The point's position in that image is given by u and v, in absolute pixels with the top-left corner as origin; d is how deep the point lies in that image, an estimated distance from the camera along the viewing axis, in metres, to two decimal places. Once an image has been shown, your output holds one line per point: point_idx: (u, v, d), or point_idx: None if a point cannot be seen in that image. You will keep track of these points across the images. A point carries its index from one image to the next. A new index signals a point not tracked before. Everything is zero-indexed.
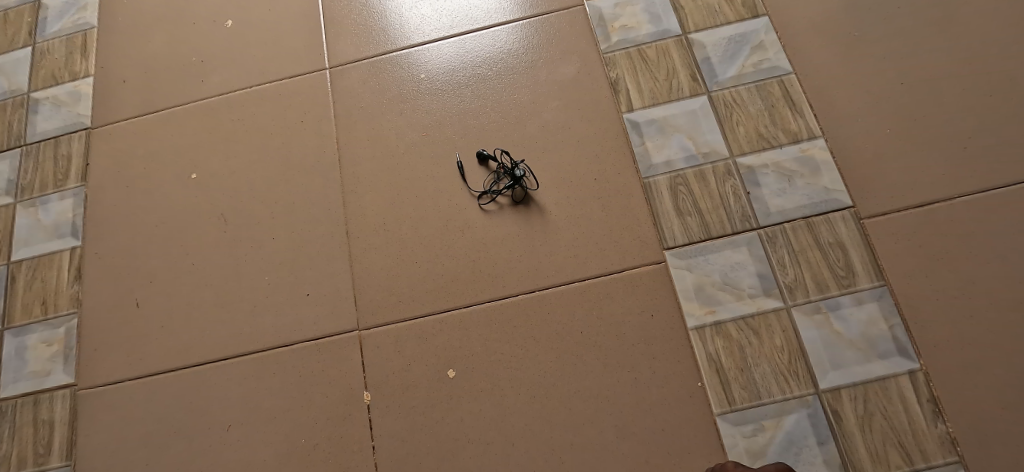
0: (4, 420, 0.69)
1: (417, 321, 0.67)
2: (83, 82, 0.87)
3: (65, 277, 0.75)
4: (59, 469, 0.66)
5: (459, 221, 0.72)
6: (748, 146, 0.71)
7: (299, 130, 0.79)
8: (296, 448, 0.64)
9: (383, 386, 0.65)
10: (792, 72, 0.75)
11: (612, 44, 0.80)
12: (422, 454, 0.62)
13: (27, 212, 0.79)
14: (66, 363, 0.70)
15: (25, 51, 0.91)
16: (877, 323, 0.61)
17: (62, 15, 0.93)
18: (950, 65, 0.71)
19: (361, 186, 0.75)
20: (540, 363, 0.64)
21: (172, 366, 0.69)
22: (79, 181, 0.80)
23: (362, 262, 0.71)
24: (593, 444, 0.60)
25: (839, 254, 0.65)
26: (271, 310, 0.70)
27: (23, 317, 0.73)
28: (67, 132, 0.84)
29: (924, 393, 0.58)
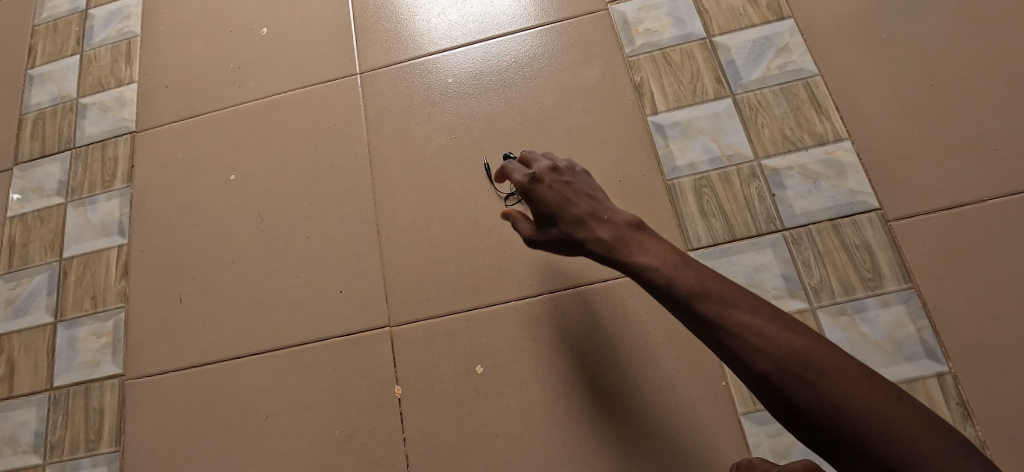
0: (56, 408, 0.73)
1: (444, 317, 0.69)
2: (128, 88, 0.91)
3: (113, 272, 0.79)
4: (108, 454, 0.69)
5: (486, 221, 0.73)
6: (773, 148, 0.72)
7: (331, 133, 0.82)
8: (331, 438, 0.66)
9: (412, 380, 0.67)
10: (817, 74, 0.75)
11: (636, 48, 0.81)
12: (450, 447, 0.64)
13: (76, 211, 0.83)
14: (114, 354, 0.74)
15: (73, 60, 0.96)
16: (904, 325, 0.61)
17: (107, 24, 0.98)
18: (982, 67, 0.71)
19: (391, 187, 0.77)
20: (566, 361, 0.66)
21: (211, 360, 0.72)
22: (125, 181, 0.84)
23: (392, 261, 0.73)
24: (617, 441, 0.62)
25: (865, 256, 0.65)
26: (305, 306, 0.73)
27: (73, 310, 0.77)
28: (114, 135, 0.88)
29: (953, 396, 0.58)
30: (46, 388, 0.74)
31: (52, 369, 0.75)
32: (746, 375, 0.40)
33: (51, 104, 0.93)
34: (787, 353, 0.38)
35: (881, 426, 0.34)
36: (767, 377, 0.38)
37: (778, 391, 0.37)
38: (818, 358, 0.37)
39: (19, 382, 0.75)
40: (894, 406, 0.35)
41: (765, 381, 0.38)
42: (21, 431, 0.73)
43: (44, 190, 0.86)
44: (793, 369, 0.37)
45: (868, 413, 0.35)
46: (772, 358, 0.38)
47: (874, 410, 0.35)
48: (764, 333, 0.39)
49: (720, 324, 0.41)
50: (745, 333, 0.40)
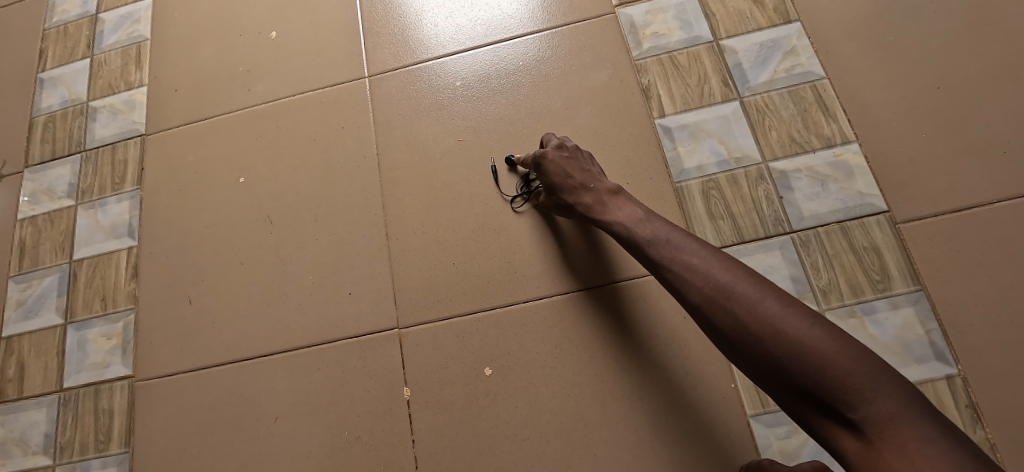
0: (66, 409, 0.73)
1: (454, 319, 0.70)
2: (138, 91, 0.92)
3: (123, 274, 0.79)
4: (119, 456, 0.70)
5: (494, 224, 0.74)
6: (781, 151, 0.72)
7: (340, 136, 0.82)
8: (340, 440, 0.66)
9: (421, 382, 0.67)
10: (825, 77, 0.75)
11: (644, 51, 0.81)
12: (459, 449, 0.64)
13: (86, 213, 0.84)
14: (124, 355, 0.75)
15: (83, 63, 0.96)
16: (914, 328, 0.61)
17: (117, 28, 0.98)
18: (990, 69, 0.71)
19: (400, 190, 0.78)
20: (575, 362, 0.66)
21: (221, 361, 0.72)
22: (135, 184, 0.85)
23: (400, 263, 0.74)
24: (626, 443, 0.62)
25: (874, 258, 0.65)
26: (315, 308, 0.73)
27: (83, 312, 0.78)
28: (124, 138, 0.89)
29: (963, 399, 0.58)
30: (55, 389, 0.74)
31: (62, 370, 0.75)
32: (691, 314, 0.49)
33: (62, 107, 0.93)
34: (715, 290, 0.46)
35: (783, 347, 0.41)
36: (703, 314, 0.47)
37: (712, 325, 0.46)
38: (743, 292, 0.45)
39: (30, 384, 0.75)
40: (805, 330, 0.41)
41: (703, 317, 0.47)
42: (31, 431, 0.73)
43: (55, 192, 0.87)
44: (721, 303, 0.46)
45: (778, 338, 0.42)
46: (705, 297, 0.47)
47: (784, 335, 0.41)
48: (704, 276, 0.48)
49: (670, 268, 0.51)
50: (688, 277, 0.49)
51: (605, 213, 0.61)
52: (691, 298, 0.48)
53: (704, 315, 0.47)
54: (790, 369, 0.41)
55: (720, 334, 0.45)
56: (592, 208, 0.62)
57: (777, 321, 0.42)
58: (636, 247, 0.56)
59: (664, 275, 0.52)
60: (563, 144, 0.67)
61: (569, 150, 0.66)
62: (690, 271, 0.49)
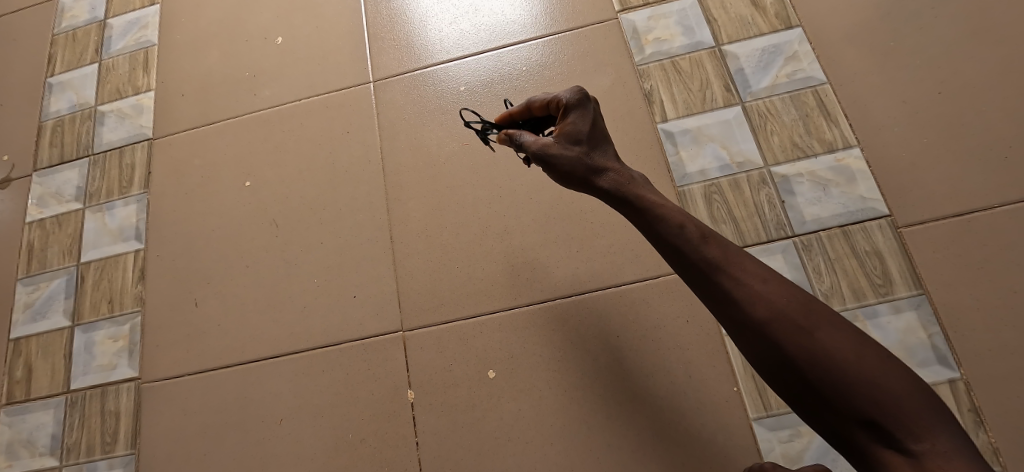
0: (73, 410, 0.73)
1: (457, 322, 0.70)
2: (145, 96, 0.93)
3: (130, 277, 0.80)
4: (125, 457, 0.70)
5: (498, 227, 0.74)
6: (783, 155, 0.72)
7: (345, 140, 0.83)
8: (344, 442, 0.67)
9: (425, 384, 0.68)
10: (826, 82, 0.76)
11: (646, 57, 0.82)
12: (463, 451, 0.64)
13: (94, 216, 0.85)
14: (131, 357, 0.75)
15: (92, 68, 0.98)
16: (916, 331, 0.62)
17: (125, 33, 1.00)
18: (991, 74, 0.71)
19: (404, 193, 0.78)
20: (579, 365, 0.66)
21: (226, 363, 0.73)
22: (142, 187, 0.86)
23: (405, 266, 0.74)
24: (629, 446, 0.62)
25: (876, 262, 0.65)
26: (320, 311, 0.73)
27: (91, 314, 0.79)
28: (131, 142, 0.90)
29: (965, 403, 0.58)
30: (62, 391, 0.75)
31: (69, 372, 0.76)
32: (736, 320, 0.42)
33: (70, 112, 0.94)
34: (789, 301, 0.40)
35: (862, 372, 0.37)
36: (768, 325, 0.40)
37: (773, 337, 0.39)
38: (817, 307, 0.40)
39: (37, 385, 0.76)
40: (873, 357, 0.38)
41: (764, 329, 0.40)
42: (38, 433, 0.73)
43: (63, 195, 0.88)
44: (791, 316, 0.40)
45: (853, 362, 0.37)
46: (771, 306, 0.40)
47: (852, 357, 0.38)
48: (769, 283, 0.41)
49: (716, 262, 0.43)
50: (745, 279, 0.42)
51: (642, 193, 0.49)
52: (749, 305, 0.41)
53: (766, 326, 0.40)
54: (877, 397, 0.36)
55: (784, 348, 0.39)
56: (632, 188, 0.50)
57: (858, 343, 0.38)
58: (671, 233, 0.46)
59: (713, 274, 0.43)
60: (599, 116, 0.56)
61: (600, 125, 0.55)
62: (749, 274, 0.42)
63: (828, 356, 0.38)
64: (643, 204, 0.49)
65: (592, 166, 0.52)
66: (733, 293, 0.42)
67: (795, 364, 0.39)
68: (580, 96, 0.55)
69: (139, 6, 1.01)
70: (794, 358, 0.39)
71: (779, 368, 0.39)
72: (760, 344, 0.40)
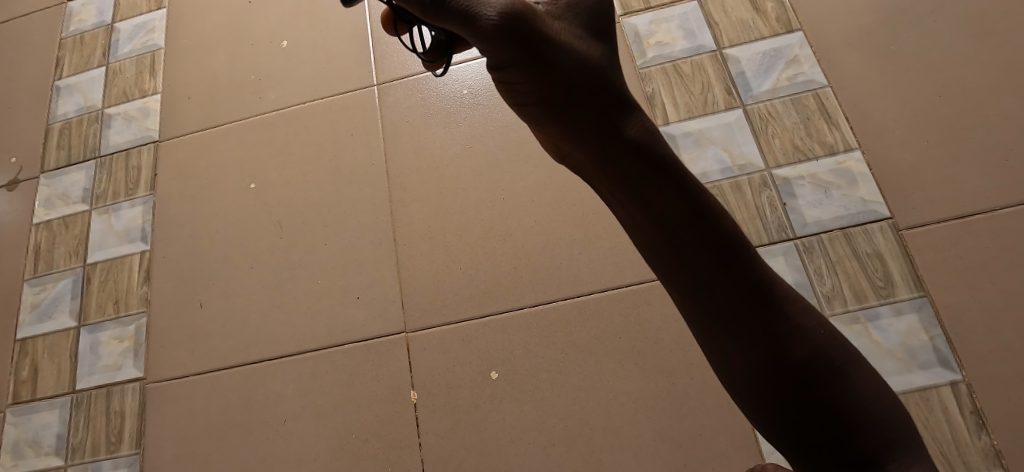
0: (78, 410, 0.74)
1: (460, 324, 0.70)
2: (152, 99, 0.94)
3: (136, 278, 0.81)
4: (129, 457, 0.71)
5: (501, 229, 0.75)
6: (784, 158, 0.73)
7: (349, 143, 0.84)
8: (347, 442, 0.67)
9: (427, 385, 0.68)
10: (827, 85, 0.76)
11: (648, 60, 0.82)
12: (465, 452, 0.65)
13: (100, 218, 0.86)
14: (136, 358, 0.76)
15: (99, 71, 0.99)
16: (918, 334, 0.62)
17: (132, 37, 1.01)
18: (991, 78, 0.72)
19: (407, 196, 0.79)
20: (581, 367, 0.66)
21: (230, 364, 0.73)
22: (148, 189, 0.87)
23: (408, 268, 0.75)
24: (631, 447, 0.62)
25: (878, 265, 0.65)
26: (324, 312, 0.74)
27: (97, 315, 0.79)
28: (137, 145, 0.90)
29: (967, 405, 0.58)
30: (68, 391, 0.75)
31: (75, 372, 0.76)
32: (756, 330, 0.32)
33: (77, 114, 0.95)
34: (830, 336, 0.32)
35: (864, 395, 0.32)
36: (809, 365, 0.31)
37: (796, 362, 0.31)
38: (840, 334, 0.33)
39: (42, 385, 0.77)
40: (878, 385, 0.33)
41: (803, 370, 0.31)
42: (44, 432, 0.74)
43: (70, 197, 0.89)
44: (832, 357, 0.32)
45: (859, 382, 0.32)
46: (814, 342, 0.32)
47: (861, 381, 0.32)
48: (808, 308, 0.33)
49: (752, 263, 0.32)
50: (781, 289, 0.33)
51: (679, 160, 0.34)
52: (786, 330, 0.32)
53: (805, 368, 0.31)
54: (903, 459, 0.31)
55: (827, 392, 0.31)
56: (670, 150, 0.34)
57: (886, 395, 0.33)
58: (710, 218, 0.33)
59: (748, 275, 0.32)
60: (614, 34, 0.42)
61: (614, 51, 0.41)
62: (789, 293, 0.33)
63: (868, 411, 0.31)
64: (678, 168, 0.34)
65: (613, 105, 0.36)
66: (770, 310, 0.32)
67: (835, 414, 0.31)
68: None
69: (146, 10, 1.03)
70: (825, 404, 0.31)
71: (794, 412, 0.31)
72: (780, 380, 0.31)
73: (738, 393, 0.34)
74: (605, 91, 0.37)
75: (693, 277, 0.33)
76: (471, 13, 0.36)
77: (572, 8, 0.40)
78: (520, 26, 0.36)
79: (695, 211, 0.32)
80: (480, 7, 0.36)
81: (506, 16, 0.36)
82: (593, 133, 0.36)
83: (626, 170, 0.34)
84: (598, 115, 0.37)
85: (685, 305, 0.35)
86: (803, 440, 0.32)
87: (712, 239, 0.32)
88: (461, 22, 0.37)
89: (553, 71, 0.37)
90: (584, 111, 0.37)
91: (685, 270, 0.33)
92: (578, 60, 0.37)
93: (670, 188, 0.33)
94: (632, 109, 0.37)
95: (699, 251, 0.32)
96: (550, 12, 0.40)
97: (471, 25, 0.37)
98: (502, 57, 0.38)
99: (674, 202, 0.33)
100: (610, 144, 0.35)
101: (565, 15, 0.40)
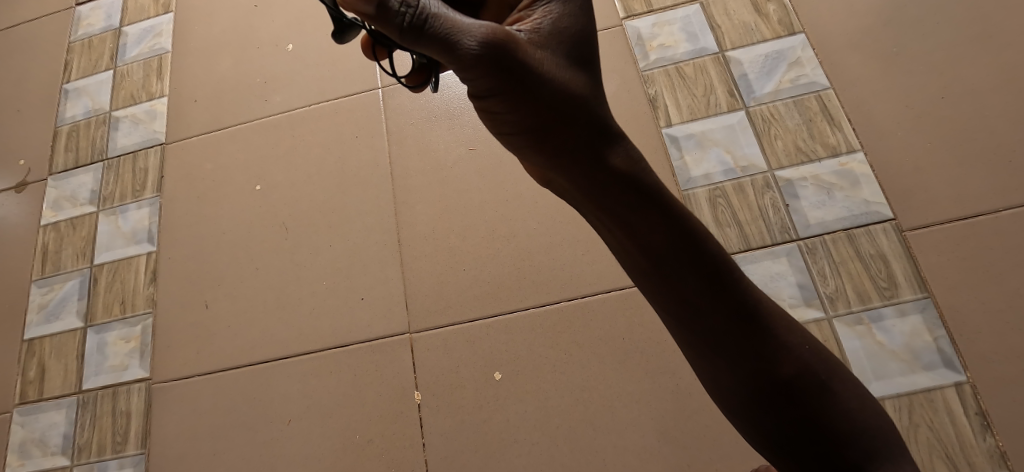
0: (85, 410, 0.74)
1: (465, 324, 0.71)
2: (159, 102, 0.95)
3: (142, 279, 0.81)
4: (135, 457, 0.71)
5: (504, 231, 0.75)
6: (787, 160, 0.73)
7: (354, 145, 0.84)
8: (352, 443, 0.68)
9: (432, 386, 0.68)
10: (829, 87, 0.76)
11: (650, 63, 0.83)
12: (469, 453, 0.65)
13: (108, 219, 0.86)
14: (142, 358, 0.76)
15: (107, 74, 1.00)
16: (921, 335, 0.62)
17: (140, 41, 1.02)
18: (994, 79, 0.72)
19: (412, 197, 0.79)
20: (585, 368, 0.67)
21: (236, 365, 0.74)
22: (155, 191, 0.87)
23: (413, 268, 0.75)
24: (635, 448, 0.62)
25: (881, 266, 0.66)
26: (329, 313, 0.74)
27: (103, 315, 0.80)
28: (144, 147, 0.91)
29: (971, 406, 0.58)
30: (74, 391, 0.76)
31: (81, 372, 0.77)
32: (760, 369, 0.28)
33: (85, 117, 0.96)
34: (815, 351, 0.29)
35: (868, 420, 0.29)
36: (794, 384, 0.28)
37: (801, 398, 0.28)
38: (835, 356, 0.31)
39: (49, 385, 0.77)
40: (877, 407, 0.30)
41: (790, 389, 0.28)
42: (50, 432, 0.74)
43: (77, 198, 0.89)
44: (818, 372, 0.29)
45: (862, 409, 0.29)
46: (799, 359, 0.29)
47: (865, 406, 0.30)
48: (791, 324, 0.30)
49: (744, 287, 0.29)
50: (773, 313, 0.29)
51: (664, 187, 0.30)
52: (776, 353, 0.28)
53: (792, 385, 0.28)
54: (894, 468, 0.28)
55: (814, 412, 0.28)
56: (654, 175, 0.31)
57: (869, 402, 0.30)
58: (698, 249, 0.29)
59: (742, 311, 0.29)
60: (596, 59, 0.37)
61: (595, 68, 0.37)
62: (773, 309, 0.30)
63: (851, 423, 0.28)
64: (662, 194, 0.30)
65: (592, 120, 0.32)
66: (758, 333, 0.29)
67: (821, 433, 0.28)
68: (580, 7, 0.37)
69: (153, 14, 1.04)
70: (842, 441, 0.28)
71: (787, 436, 0.28)
72: (773, 403, 0.28)
73: (731, 412, 0.30)
74: (584, 111, 0.33)
75: (686, 310, 0.29)
76: (451, 41, 0.32)
77: (556, 36, 0.36)
78: (500, 53, 0.32)
79: (682, 237, 0.28)
80: (460, 35, 0.32)
81: (488, 45, 0.31)
82: (571, 158, 0.32)
83: (607, 199, 0.30)
84: (578, 136, 0.32)
85: (681, 340, 0.31)
86: (801, 462, 0.28)
87: (704, 271, 0.28)
88: (441, 49, 0.33)
89: (532, 93, 0.33)
90: (562, 130, 0.32)
91: (676, 304, 0.29)
92: (553, 79, 0.33)
93: (655, 216, 0.29)
94: (613, 129, 0.32)
95: (684, 280, 0.29)
96: (532, 41, 0.35)
97: (450, 54, 0.33)
98: (484, 86, 0.33)
99: (661, 233, 0.29)
100: (589, 171, 0.31)
101: (550, 44, 0.35)
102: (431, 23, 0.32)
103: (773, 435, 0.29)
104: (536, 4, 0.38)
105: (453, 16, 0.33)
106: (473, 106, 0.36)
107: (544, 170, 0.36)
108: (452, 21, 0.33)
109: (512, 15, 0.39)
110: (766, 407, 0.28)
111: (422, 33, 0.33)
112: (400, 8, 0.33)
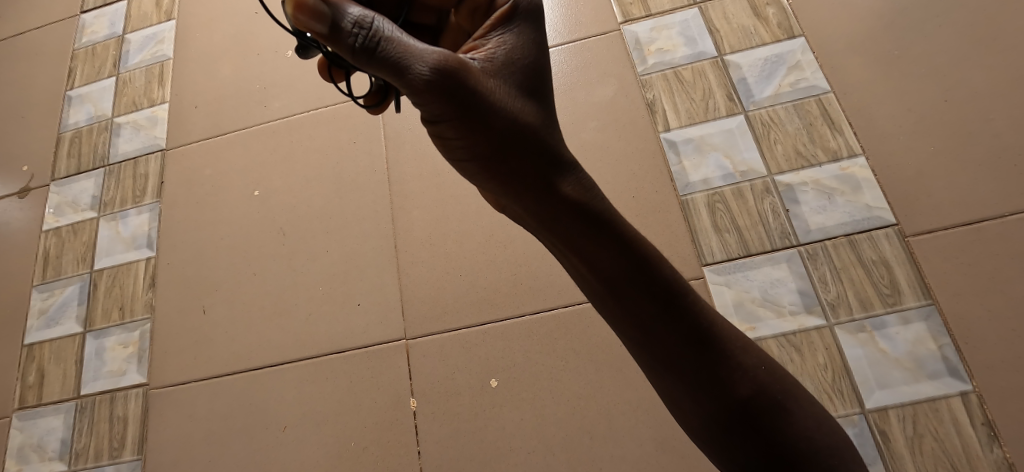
0: (83, 415, 0.75)
1: (461, 331, 0.70)
2: (160, 108, 0.96)
3: (141, 284, 0.82)
4: (132, 462, 0.71)
5: (501, 236, 0.75)
6: (787, 164, 0.72)
7: (352, 150, 0.84)
8: (347, 450, 0.67)
9: (428, 392, 0.68)
10: (829, 91, 0.75)
11: (648, 67, 0.82)
12: (465, 461, 0.64)
13: (108, 225, 0.87)
14: (140, 363, 0.77)
15: (110, 81, 1.01)
16: (925, 342, 0.61)
17: (142, 48, 1.03)
18: (998, 81, 0.71)
19: (409, 203, 0.79)
20: (582, 375, 0.66)
21: (232, 370, 0.74)
22: (155, 197, 0.88)
23: (409, 274, 0.75)
24: (632, 457, 0.61)
25: (883, 272, 0.64)
26: (325, 319, 0.74)
27: (102, 321, 0.80)
28: (145, 153, 0.92)
29: (978, 416, 0.57)
30: (73, 396, 0.76)
31: (80, 377, 0.77)
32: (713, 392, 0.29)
33: (87, 123, 0.97)
34: (771, 372, 0.30)
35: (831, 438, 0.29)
36: (751, 405, 0.29)
37: (759, 419, 0.28)
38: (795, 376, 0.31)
39: (48, 390, 0.77)
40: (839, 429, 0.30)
41: (749, 411, 0.29)
42: (48, 437, 0.75)
43: (79, 204, 0.90)
44: (776, 393, 0.29)
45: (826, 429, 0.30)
46: (756, 380, 0.29)
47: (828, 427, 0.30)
48: (747, 344, 0.30)
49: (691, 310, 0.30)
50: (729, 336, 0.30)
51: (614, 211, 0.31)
52: (733, 377, 0.29)
53: (749, 407, 0.29)
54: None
55: (774, 435, 0.28)
56: (607, 202, 0.32)
57: (827, 419, 0.30)
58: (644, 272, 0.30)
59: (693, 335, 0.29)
60: (548, 89, 0.38)
61: (549, 97, 0.38)
62: (728, 332, 0.30)
63: (811, 442, 0.29)
64: (611, 218, 0.31)
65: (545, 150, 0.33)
66: (712, 355, 0.29)
67: (783, 455, 0.28)
68: (533, 38, 0.39)
69: (156, 21, 1.05)
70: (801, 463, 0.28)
71: (753, 460, 0.28)
72: (737, 426, 0.28)
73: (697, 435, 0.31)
74: (539, 139, 0.34)
75: (643, 335, 0.30)
76: (402, 65, 0.32)
77: (509, 66, 0.37)
78: (450, 80, 0.32)
79: (634, 262, 0.30)
80: (412, 60, 0.32)
81: (439, 71, 0.32)
82: (529, 188, 0.33)
83: (563, 226, 0.31)
84: (531, 165, 0.33)
85: (641, 362, 0.32)
86: None
87: (656, 296, 0.29)
88: (392, 72, 0.33)
89: (486, 121, 0.33)
90: (515, 156, 0.33)
91: (634, 328, 0.30)
92: (506, 107, 0.34)
93: (608, 242, 0.30)
94: (566, 158, 0.34)
95: (638, 306, 0.29)
96: (485, 70, 0.36)
97: (401, 79, 0.33)
98: (437, 112, 0.34)
99: (614, 263, 0.30)
100: (543, 199, 0.32)
101: (501, 74, 0.36)
102: (382, 47, 0.33)
103: (738, 458, 0.29)
104: (491, 34, 0.39)
105: (405, 40, 0.33)
106: (428, 131, 0.36)
107: (500, 197, 0.36)
108: (405, 47, 0.33)
109: (466, 44, 0.39)
110: (728, 430, 0.29)
111: (373, 55, 0.33)
112: (353, 29, 0.33)
